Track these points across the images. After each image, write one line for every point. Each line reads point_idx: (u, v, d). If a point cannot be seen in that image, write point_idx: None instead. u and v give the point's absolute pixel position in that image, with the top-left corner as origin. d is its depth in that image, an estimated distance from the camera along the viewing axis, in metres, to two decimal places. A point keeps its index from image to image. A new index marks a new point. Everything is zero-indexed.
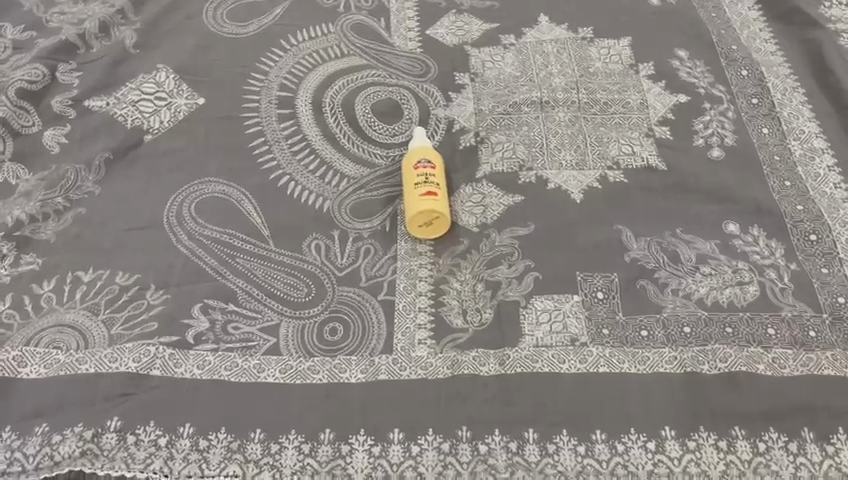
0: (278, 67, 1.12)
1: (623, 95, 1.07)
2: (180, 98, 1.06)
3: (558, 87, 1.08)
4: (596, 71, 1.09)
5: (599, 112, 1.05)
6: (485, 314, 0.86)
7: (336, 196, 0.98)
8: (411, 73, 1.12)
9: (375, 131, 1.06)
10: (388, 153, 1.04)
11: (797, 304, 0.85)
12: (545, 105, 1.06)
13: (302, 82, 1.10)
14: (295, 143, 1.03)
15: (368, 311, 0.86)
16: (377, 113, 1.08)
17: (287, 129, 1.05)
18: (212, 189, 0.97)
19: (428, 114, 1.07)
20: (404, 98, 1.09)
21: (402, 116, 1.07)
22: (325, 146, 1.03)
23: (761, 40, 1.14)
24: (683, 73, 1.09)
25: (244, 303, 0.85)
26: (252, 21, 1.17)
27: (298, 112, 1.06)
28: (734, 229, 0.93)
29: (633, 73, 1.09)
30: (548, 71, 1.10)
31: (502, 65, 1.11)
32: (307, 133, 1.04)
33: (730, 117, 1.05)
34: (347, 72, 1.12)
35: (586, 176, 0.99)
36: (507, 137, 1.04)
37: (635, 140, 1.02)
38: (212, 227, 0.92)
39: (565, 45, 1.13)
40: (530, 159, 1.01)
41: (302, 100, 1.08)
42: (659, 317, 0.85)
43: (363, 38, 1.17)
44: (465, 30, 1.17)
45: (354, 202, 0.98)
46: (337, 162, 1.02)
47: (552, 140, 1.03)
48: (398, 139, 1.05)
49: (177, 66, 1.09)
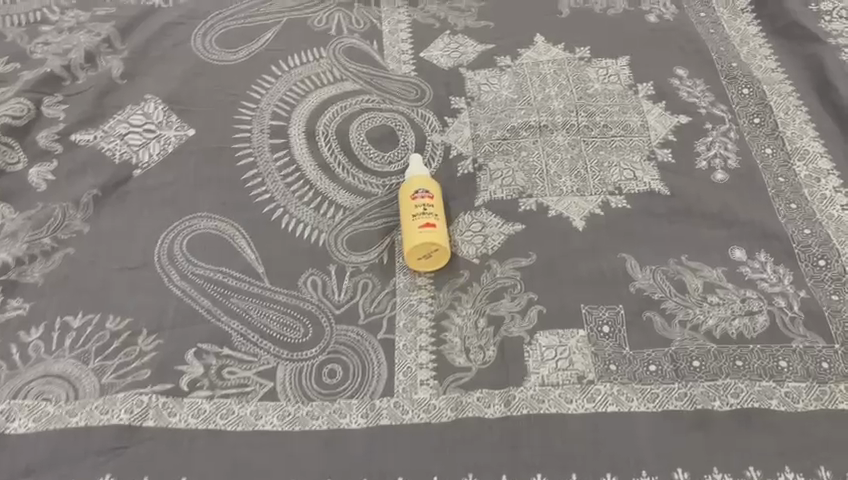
0: (270, 94, 1.09)
1: (623, 117, 1.05)
2: (170, 129, 1.03)
3: (556, 110, 1.05)
4: (595, 92, 1.07)
5: (599, 135, 1.03)
6: (489, 351, 0.83)
7: (332, 230, 0.96)
8: (406, 98, 1.10)
9: (371, 159, 1.03)
10: (385, 182, 1.01)
11: (809, 334, 0.83)
12: (543, 129, 1.04)
13: (295, 109, 1.07)
14: (289, 174, 1.01)
15: (367, 351, 0.83)
16: (372, 140, 1.05)
17: (280, 159, 1.02)
18: (204, 225, 0.94)
19: (425, 140, 1.05)
20: (399, 124, 1.07)
21: (398, 142, 1.05)
22: (320, 177, 1.01)
23: (762, 57, 1.12)
24: (684, 92, 1.07)
25: (240, 346, 0.83)
26: (242, 47, 1.15)
27: (291, 141, 1.04)
28: (741, 255, 0.91)
29: (632, 93, 1.07)
30: (546, 93, 1.07)
31: (499, 88, 1.09)
32: (301, 163, 1.02)
33: (732, 138, 1.02)
34: (340, 99, 1.09)
35: (587, 202, 0.97)
36: (506, 163, 1.01)
37: (637, 164, 1.00)
38: (204, 265, 0.90)
39: (563, 65, 1.11)
40: (530, 186, 0.99)
41: (295, 128, 1.05)
42: (667, 351, 0.82)
43: (356, 62, 1.14)
44: (460, 52, 1.14)
45: (351, 234, 0.96)
46: (332, 193, 1.00)
47: (552, 165, 1.01)
48: (394, 167, 1.03)
49: (165, 96, 1.07)
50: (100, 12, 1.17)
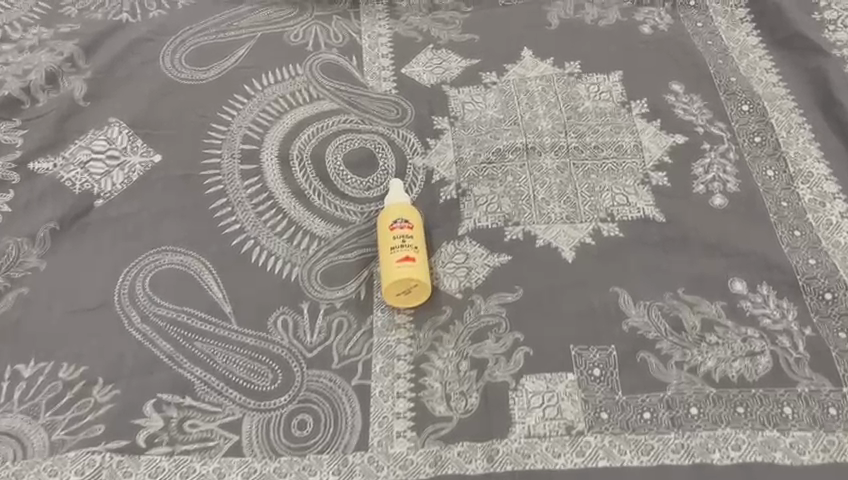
0: (242, 115, 1.03)
1: (615, 137, 0.99)
2: (134, 155, 0.97)
3: (545, 130, 0.99)
4: (586, 111, 1.01)
5: (590, 157, 0.97)
6: (471, 398, 0.77)
7: (306, 263, 0.90)
8: (386, 118, 1.04)
9: (348, 185, 0.97)
10: (363, 209, 0.95)
11: (815, 377, 0.77)
12: (531, 152, 0.98)
13: (268, 131, 1.01)
14: (261, 202, 0.95)
15: (341, 399, 0.78)
16: (349, 163, 0.99)
17: (252, 187, 0.96)
18: (169, 260, 0.89)
19: (406, 163, 0.99)
20: (379, 146, 1.01)
21: (378, 166, 0.99)
22: (293, 204, 0.95)
23: (762, 70, 1.06)
24: (680, 110, 1.01)
25: (202, 396, 0.77)
26: (213, 65, 1.09)
27: (263, 166, 0.98)
28: (742, 288, 0.85)
29: (625, 111, 1.01)
30: (533, 112, 1.01)
31: (484, 107, 1.03)
32: (274, 190, 0.96)
33: (731, 159, 0.96)
34: (316, 119, 1.03)
35: (577, 230, 0.91)
36: (491, 188, 0.95)
37: (630, 188, 0.94)
38: (167, 305, 0.84)
39: (551, 82, 1.05)
40: (516, 213, 0.93)
41: (268, 152, 0.99)
42: (663, 396, 0.77)
43: (334, 79, 1.08)
44: (443, 67, 1.08)
45: (326, 267, 0.90)
46: (307, 222, 0.94)
47: (540, 190, 0.95)
48: (373, 193, 0.97)
49: (130, 119, 1.01)
50: (64, 28, 1.11)
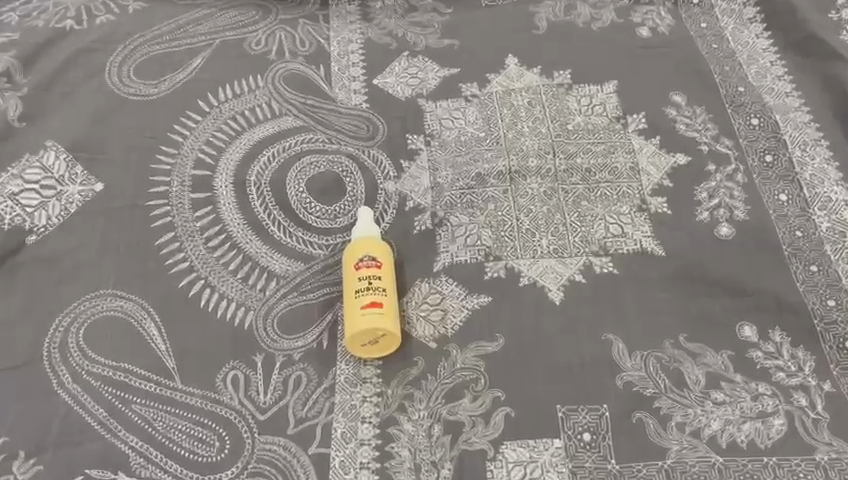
0: (194, 135, 0.93)
1: (609, 158, 0.88)
2: (73, 184, 0.88)
3: (531, 150, 0.89)
4: (576, 128, 0.91)
5: (581, 180, 0.87)
6: (444, 470, 0.69)
7: (262, 306, 0.80)
8: (356, 136, 0.93)
9: (312, 214, 0.87)
10: (328, 242, 0.86)
11: (835, 442, 0.68)
12: (515, 175, 0.88)
13: (223, 153, 0.91)
14: (213, 235, 0.85)
15: (296, 472, 0.69)
16: (314, 189, 0.89)
17: (203, 218, 0.86)
18: (107, 306, 0.79)
19: (376, 189, 0.89)
20: (346, 169, 0.91)
21: (345, 191, 0.89)
22: (249, 237, 0.85)
23: (773, 78, 0.95)
24: (681, 125, 0.91)
25: (138, 471, 0.69)
26: (165, 77, 0.98)
27: (217, 194, 0.88)
28: (752, 335, 0.75)
29: (620, 127, 0.91)
30: (518, 130, 0.91)
31: (463, 123, 0.93)
32: (228, 221, 0.86)
33: (739, 182, 0.86)
34: (277, 138, 0.93)
35: (566, 265, 0.81)
36: (469, 217, 0.85)
37: (626, 217, 0.84)
38: (103, 361, 0.75)
39: (539, 94, 0.94)
40: (498, 246, 0.83)
41: (222, 178, 0.89)
42: (662, 466, 0.68)
43: (298, 92, 0.98)
44: (419, 78, 0.98)
45: (284, 312, 0.80)
46: (264, 258, 0.84)
47: (525, 219, 0.84)
48: (340, 223, 0.87)
49: (70, 142, 0.91)
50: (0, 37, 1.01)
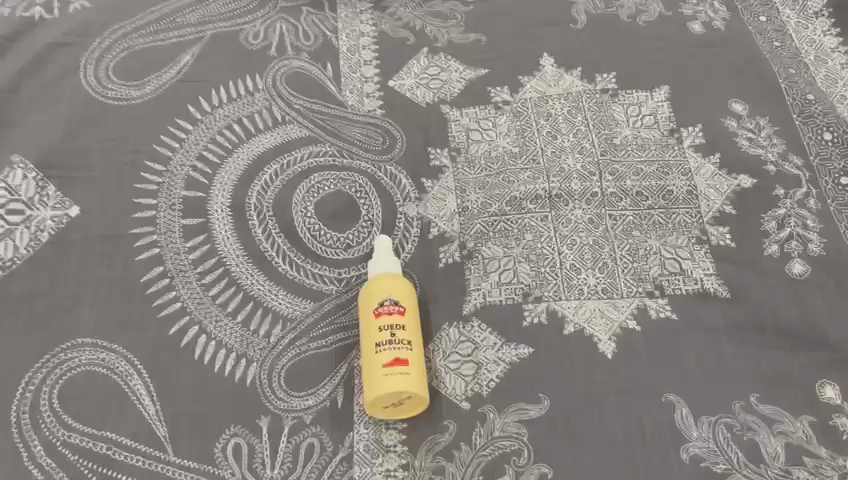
0: (184, 149, 0.80)
1: (663, 180, 0.77)
2: (44, 208, 0.76)
3: (573, 170, 0.78)
4: (624, 142, 0.79)
5: (631, 206, 0.76)
6: None
7: (267, 357, 0.69)
8: (370, 149, 0.81)
9: (321, 243, 0.76)
10: (340, 276, 0.74)
11: None
12: (555, 200, 0.76)
13: (219, 170, 0.79)
14: (208, 271, 0.74)
15: None
16: (323, 212, 0.77)
17: (197, 250, 0.75)
18: (86, 360, 0.68)
19: (395, 213, 0.77)
20: (360, 189, 0.79)
21: (360, 215, 0.77)
22: (251, 273, 0.74)
23: (845, 83, 0.84)
24: (744, 140, 0.80)
25: None
26: (150, 77, 0.85)
27: (213, 220, 0.76)
28: (835, 396, 0.66)
29: (675, 143, 0.79)
30: (558, 145, 0.79)
31: (494, 135, 0.81)
32: (226, 253, 0.75)
33: (813, 209, 0.75)
34: (279, 152, 0.81)
35: (618, 309, 0.71)
36: (504, 249, 0.74)
37: (684, 250, 0.74)
38: (81, 429, 0.65)
39: (580, 102, 0.82)
40: (538, 285, 0.72)
41: (218, 201, 0.77)
42: None
43: (302, 94, 0.85)
44: (441, 80, 0.85)
45: (292, 363, 0.69)
46: (268, 297, 0.73)
47: (568, 253, 0.73)
48: (353, 253, 0.75)
49: (41, 158, 0.79)
50: None
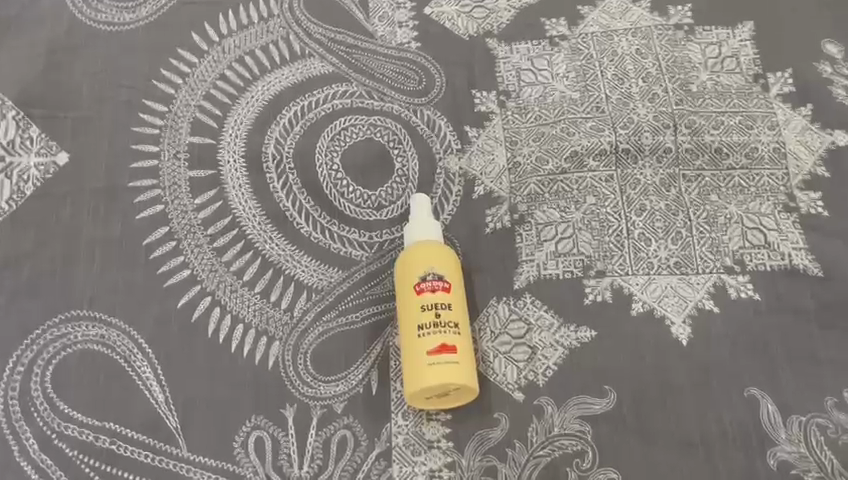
0: (189, 86, 0.69)
1: (747, 134, 0.67)
2: (27, 155, 0.65)
3: (642, 121, 0.67)
4: (702, 90, 0.68)
5: (708, 164, 0.66)
6: None
7: (290, 335, 0.61)
8: (404, 90, 0.70)
9: (349, 201, 0.66)
10: (372, 240, 0.65)
11: None
12: (622, 156, 0.66)
13: (231, 113, 0.68)
14: (220, 233, 0.64)
15: None
16: (350, 165, 0.67)
17: (207, 208, 0.65)
18: (82, 337, 0.59)
19: (434, 167, 0.67)
20: (394, 138, 0.68)
21: (393, 169, 0.67)
22: (269, 236, 0.64)
23: None
24: (839, 90, 0.69)
25: None
26: None
27: (224, 172, 0.66)
28: None
29: (759, 91, 0.68)
30: (625, 90, 0.68)
31: (550, 77, 0.69)
32: (240, 211, 0.65)
33: None
34: (299, 91, 0.69)
35: (692, 287, 0.62)
36: (562, 213, 0.64)
37: (768, 218, 0.64)
38: (79, 419, 0.57)
39: (650, 39, 0.71)
40: (601, 257, 0.63)
41: (230, 150, 0.67)
42: None
43: (325, 21, 0.72)
44: (487, 8, 0.73)
45: (319, 342, 0.60)
46: (290, 264, 0.63)
47: (637, 220, 0.64)
48: (387, 214, 0.65)
49: (21, 94, 0.68)
50: None
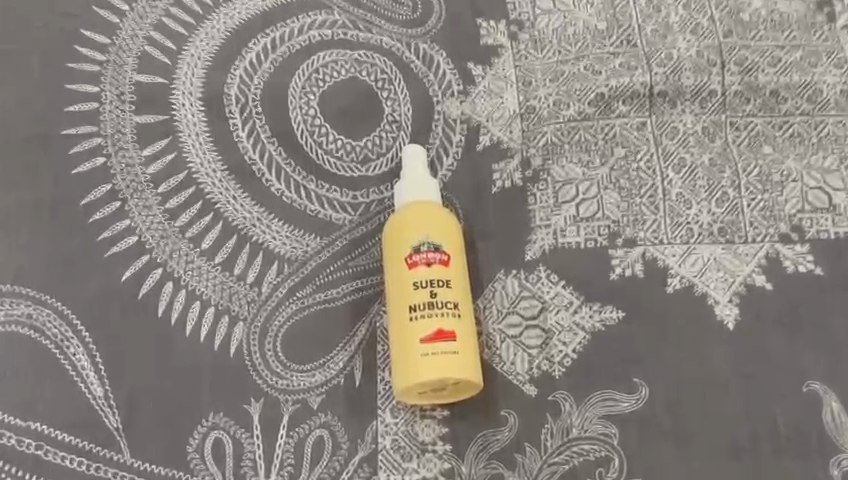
0: (137, 13, 0.57)
1: (809, 74, 0.55)
2: None
3: (682, 57, 0.55)
4: (755, 19, 0.57)
5: (761, 110, 0.54)
6: None
7: (257, 315, 0.51)
8: (396, 19, 0.58)
9: (328, 153, 0.55)
10: (356, 200, 0.54)
11: None
12: (658, 100, 0.55)
13: (187, 46, 0.57)
14: (173, 192, 0.53)
15: None
16: (330, 109, 0.56)
17: (158, 162, 0.54)
18: (5, 318, 0.49)
19: (431, 112, 0.56)
20: (384, 77, 0.57)
21: (382, 114, 0.56)
22: (232, 195, 0.54)
23: None
24: None
25: None
26: None
27: (179, 118, 0.55)
28: None
29: (825, 20, 0.57)
30: (662, 20, 0.57)
31: (571, 4, 0.58)
32: (197, 165, 0.54)
33: None
34: (270, 20, 0.58)
35: (740, 259, 0.51)
36: (584, 169, 0.54)
37: (834, 176, 0.53)
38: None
39: None
40: (630, 222, 0.52)
41: (186, 91, 0.55)
42: None
43: None
44: None
45: (291, 324, 0.50)
46: (257, 229, 0.53)
47: (674, 177, 0.53)
48: (374, 169, 0.55)
49: None
50: None
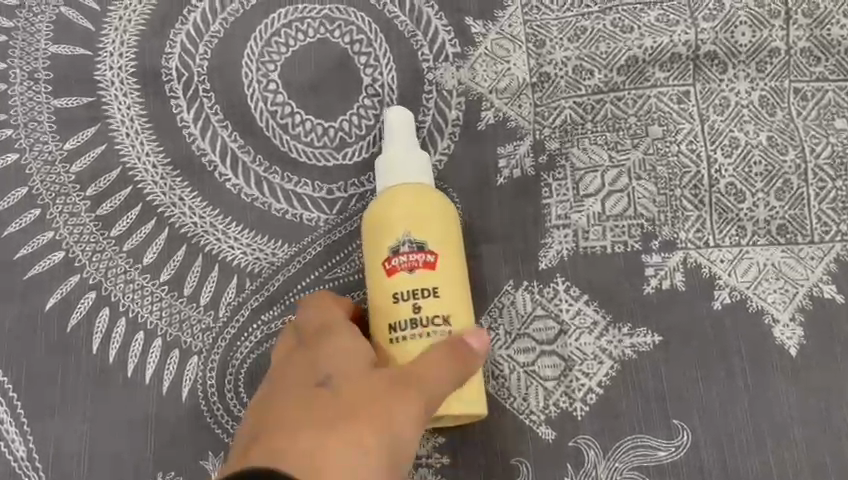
0: None
1: None
2: None
3: (735, 7, 0.44)
4: None
5: (833, 73, 0.43)
6: None
7: (213, 346, 0.42)
8: None
9: (296, 138, 0.44)
10: (332, 197, 0.44)
11: None
12: (704, 63, 0.44)
13: (115, 6, 0.45)
14: (105, 196, 0.43)
15: None
16: (296, 81, 0.45)
17: (84, 157, 0.44)
18: None
19: (420, 82, 0.45)
20: (361, 37, 0.46)
21: (360, 85, 0.45)
22: (178, 196, 0.43)
23: None
24: None
25: None
26: None
27: (109, 99, 0.44)
28: None
29: None
30: None
31: None
32: (133, 160, 0.44)
33: None
34: None
35: (804, 264, 0.41)
36: (610, 153, 0.43)
37: None
38: None
39: None
40: (669, 220, 0.42)
41: (115, 64, 0.45)
42: None
43: None
44: None
45: (256, 356, 0.41)
46: (210, 237, 0.43)
47: (724, 162, 0.43)
48: (352, 155, 0.44)
49: None
50: None
